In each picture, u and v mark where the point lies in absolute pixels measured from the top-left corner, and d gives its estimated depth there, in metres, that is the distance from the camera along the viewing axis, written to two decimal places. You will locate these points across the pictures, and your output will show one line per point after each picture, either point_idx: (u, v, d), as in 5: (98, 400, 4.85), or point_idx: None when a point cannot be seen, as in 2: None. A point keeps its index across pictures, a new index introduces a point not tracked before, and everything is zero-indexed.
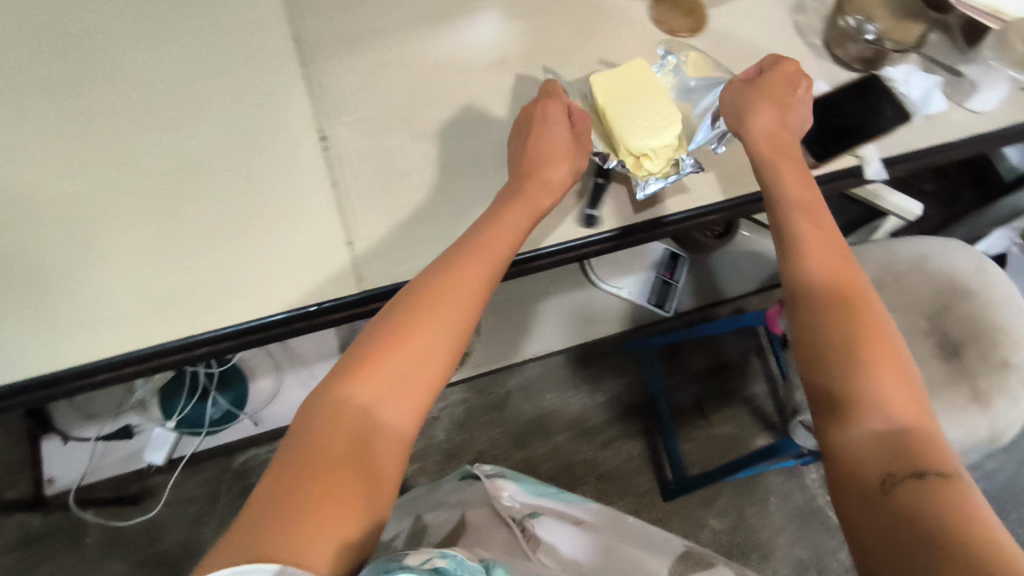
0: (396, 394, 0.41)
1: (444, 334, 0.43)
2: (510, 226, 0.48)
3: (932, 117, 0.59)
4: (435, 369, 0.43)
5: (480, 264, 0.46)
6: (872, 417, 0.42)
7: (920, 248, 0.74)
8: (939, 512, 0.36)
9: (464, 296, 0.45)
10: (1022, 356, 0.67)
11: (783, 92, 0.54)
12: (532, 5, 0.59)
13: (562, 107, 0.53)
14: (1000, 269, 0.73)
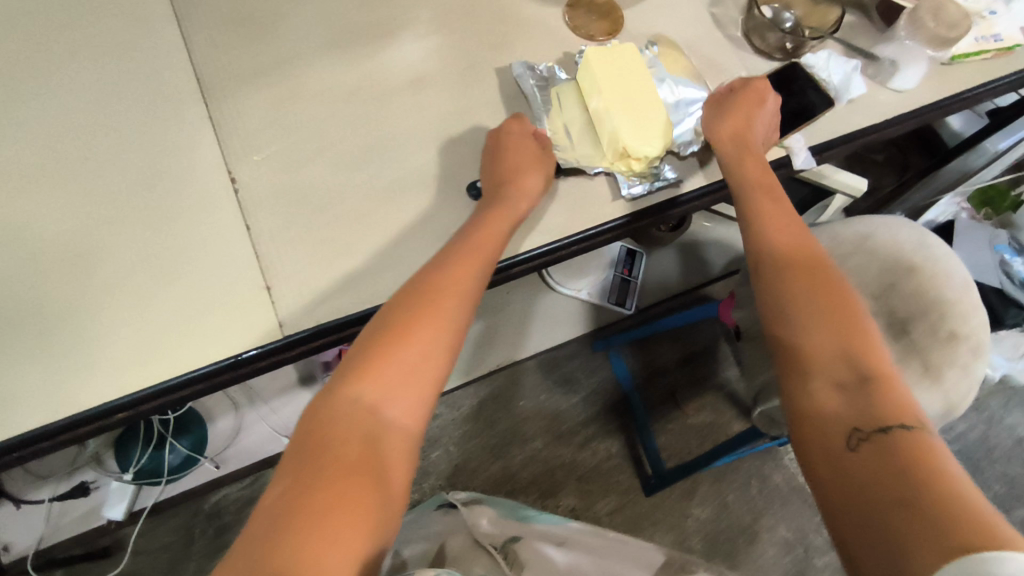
0: (400, 395, 0.41)
1: (442, 338, 0.43)
2: (496, 228, 0.48)
3: (854, 101, 0.60)
4: (433, 375, 0.42)
5: (462, 268, 0.46)
6: (839, 375, 0.42)
7: (863, 228, 0.74)
8: (919, 458, 0.36)
9: (458, 298, 0.45)
10: (965, 325, 0.69)
11: (752, 101, 0.55)
12: (444, 20, 0.58)
13: (527, 127, 0.54)
14: (940, 240, 0.74)
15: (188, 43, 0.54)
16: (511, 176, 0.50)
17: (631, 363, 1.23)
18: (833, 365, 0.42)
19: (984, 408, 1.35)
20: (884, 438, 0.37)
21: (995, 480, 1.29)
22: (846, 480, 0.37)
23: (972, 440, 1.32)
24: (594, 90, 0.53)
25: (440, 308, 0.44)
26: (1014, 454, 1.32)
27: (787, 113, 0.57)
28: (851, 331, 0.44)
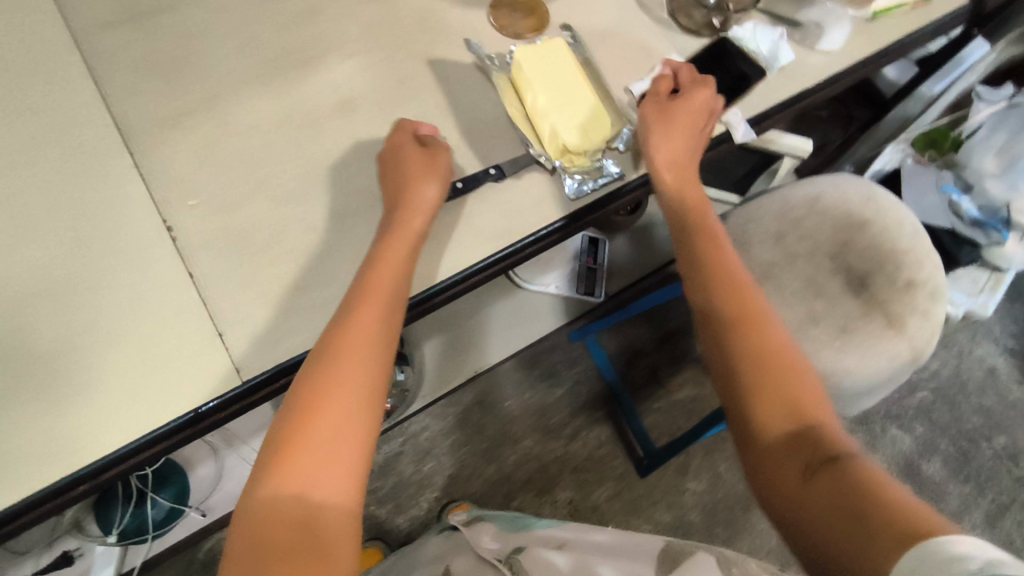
0: (327, 472, 0.39)
1: (360, 399, 0.42)
2: (394, 264, 0.46)
3: (785, 69, 0.61)
4: (357, 437, 0.41)
5: (365, 319, 0.44)
6: (777, 401, 0.44)
7: (813, 189, 0.74)
8: (860, 485, 0.38)
9: (368, 353, 0.43)
10: (920, 273, 0.70)
11: (690, 120, 0.53)
12: (368, 37, 0.57)
13: (410, 135, 0.51)
14: (888, 191, 0.75)
15: (103, 92, 0.52)
16: (408, 195, 0.48)
17: (609, 349, 1.24)
18: (770, 388, 0.44)
19: (953, 344, 1.39)
20: (835, 468, 0.39)
21: (971, 412, 1.33)
22: (806, 510, 0.39)
23: (946, 377, 1.36)
24: (532, 85, 0.53)
25: (348, 369, 0.42)
26: (986, 385, 1.36)
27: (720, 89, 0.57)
28: (773, 348, 0.46)
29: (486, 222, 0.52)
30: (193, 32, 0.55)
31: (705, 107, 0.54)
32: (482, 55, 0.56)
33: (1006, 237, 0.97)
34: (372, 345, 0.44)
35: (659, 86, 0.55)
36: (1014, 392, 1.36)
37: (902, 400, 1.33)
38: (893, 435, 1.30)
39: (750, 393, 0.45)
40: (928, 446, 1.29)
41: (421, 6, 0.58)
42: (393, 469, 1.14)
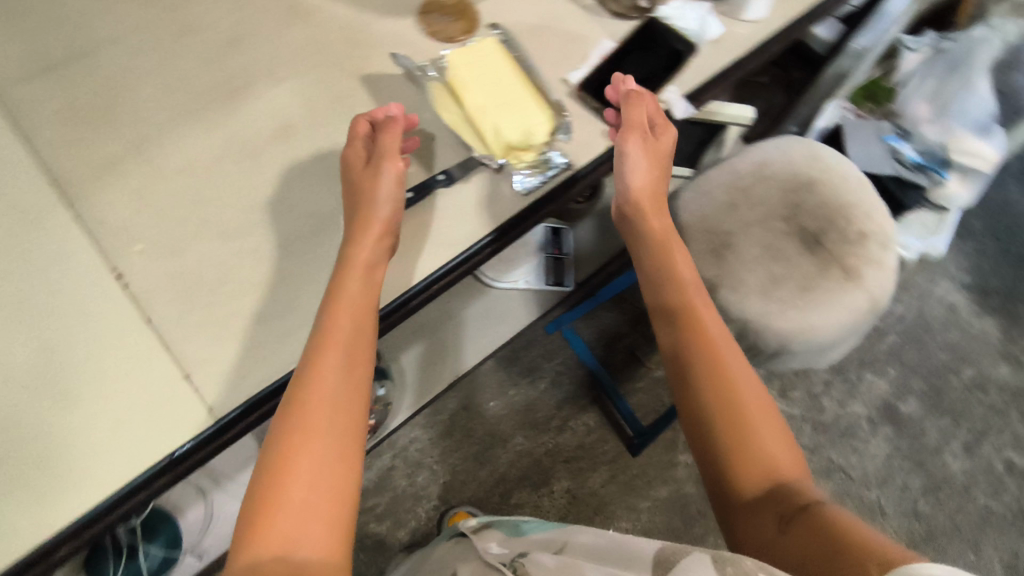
0: (304, 525, 0.38)
1: (335, 444, 0.41)
2: (350, 304, 0.46)
3: (715, 41, 0.62)
4: (332, 487, 0.40)
5: (327, 368, 0.43)
6: (745, 443, 0.47)
7: (757, 156, 0.76)
8: (828, 531, 0.40)
9: (337, 399, 0.42)
10: (867, 224, 0.73)
11: (661, 158, 0.56)
12: (300, 58, 0.56)
13: (361, 147, 0.50)
14: (829, 148, 0.78)
15: (33, 147, 0.51)
16: (362, 214, 0.48)
17: (586, 337, 1.25)
18: (737, 431, 0.47)
19: (913, 286, 1.44)
20: (803, 518, 0.42)
21: (939, 349, 1.38)
22: (778, 556, 0.42)
23: (910, 319, 1.41)
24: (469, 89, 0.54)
25: (316, 417, 0.41)
26: (949, 321, 1.41)
27: (653, 70, 0.59)
28: (741, 395, 0.48)
29: (442, 228, 0.52)
30: (120, 74, 0.54)
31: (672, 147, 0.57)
32: (413, 65, 0.55)
33: (947, 176, 1.04)
34: (337, 393, 0.43)
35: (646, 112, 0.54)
36: (975, 324, 1.42)
37: (872, 347, 1.37)
38: (868, 381, 1.34)
39: (723, 442, 0.47)
40: (903, 387, 1.34)
41: (348, 23, 0.58)
42: (388, 485, 1.13)
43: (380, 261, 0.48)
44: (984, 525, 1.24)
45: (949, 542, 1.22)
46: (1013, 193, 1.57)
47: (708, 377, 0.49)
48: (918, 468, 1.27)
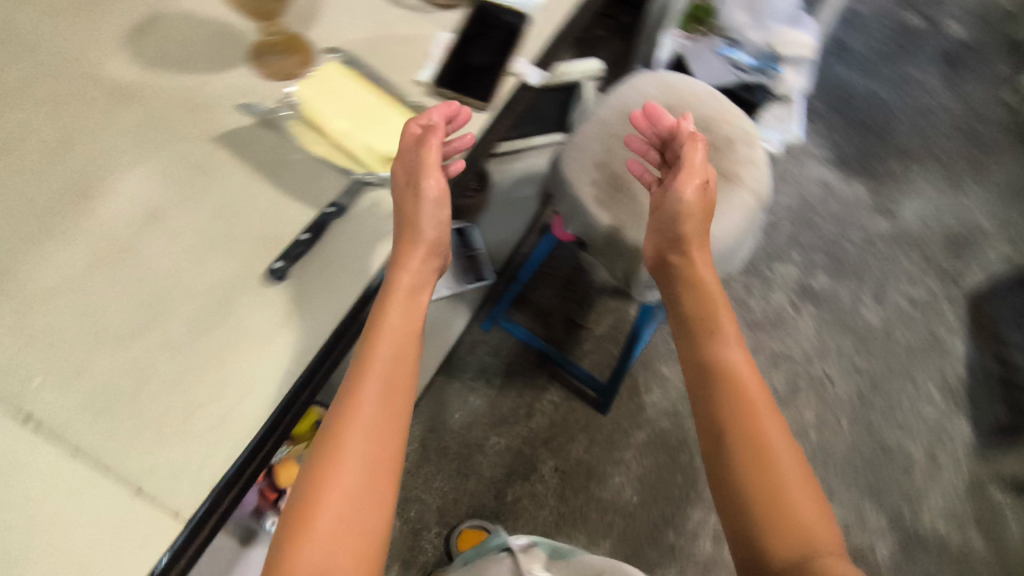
0: (333, 557, 0.41)
1: (371, 466, 0.44)
2: (401, 334, 0.49)
3: (541, 5, 0.65)
4: (365, 521, 0.43)
5: (370, 410, 0.46)
6: (770, 496, 0.48)
7: (616, 99, 0.80)
8: None
9: (374, 438, 0.45)
10: (728, 129, 0.79)
11: (705, 204, 0.64)
12: (142, 139, 0.53)
13: (404, 163, 0.51)
14: (673, 75, 0.83)
15: None
16: (406, 238, 0.51)
17: (523, 320, 1.26)
18: (762, 481, 0.49)
19: (787, 177, 1.57)
20: None
21: (826, 222, 1.52)
22: None
23: (794, 205, 1.53)
24: (327, 120, 0.52)
25: (356, 436, 0.44)
26: (825, 195, 1.56)
27: (497, 47, 0.60)
28: (770, 437, 0.51)
29: (347, 257, 0.51)
30: None
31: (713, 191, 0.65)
32: (264, 111, 0.54)
33: (781, 71, 1.16)
34: (378, 435, 0.45)
35: (696, 173, 0.64)
36: (847, 191, 1.57)
37: (772, 240, 1.48)
38: (780, 271, 1.45)
39: (749, 497, 0.49)
40: (809, 266, 1.46)
41: (181, 90, 0.55)
42: None
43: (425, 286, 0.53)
44: (913, 358, 1.38)
45: (891, 384, 1.35)
46: (837, 70, 1.76)
47: (733, 419, 0.52)
48: (845, 330, 1.39)
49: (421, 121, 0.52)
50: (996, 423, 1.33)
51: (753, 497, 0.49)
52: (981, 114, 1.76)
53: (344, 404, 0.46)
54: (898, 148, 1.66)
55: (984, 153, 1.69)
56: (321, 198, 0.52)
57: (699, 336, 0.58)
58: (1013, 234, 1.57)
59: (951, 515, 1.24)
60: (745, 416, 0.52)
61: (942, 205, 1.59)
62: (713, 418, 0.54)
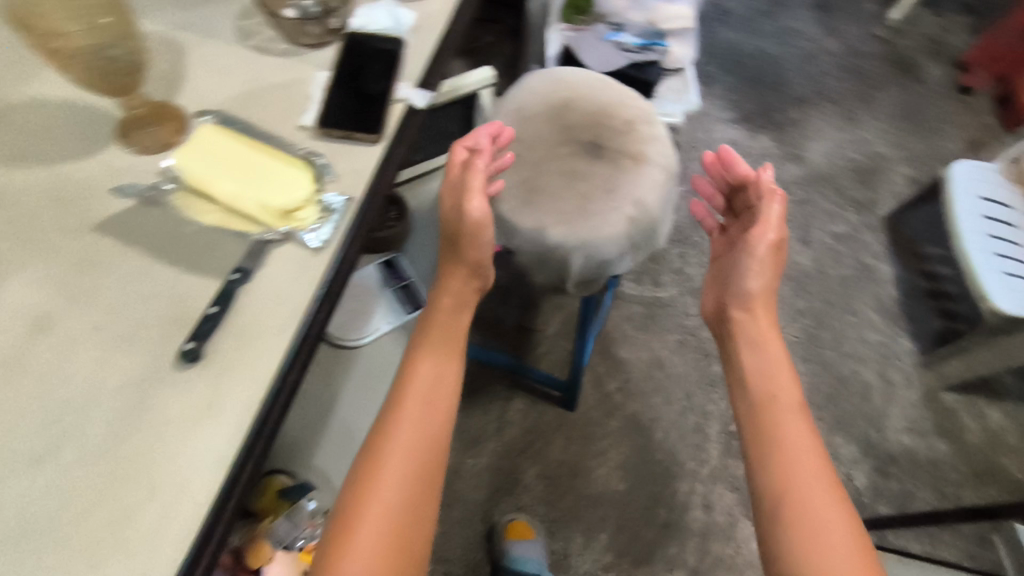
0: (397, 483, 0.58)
1: (421, 446, 0.60)
2: (441, 347, 0.67)
3: (413, 26, 0.64)
4: (418, 464, 0.59)
5: (424, 393, 0.64)
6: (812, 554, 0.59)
7: (512, 105, 0.79)
8: None
9: (426, 412, 0.62)
10: (626, 110, 0.79)
11: (771, 264, 0.80)
12: (17, 244, 0.49)
13: (456, 188, 0.69)
14: (562, 68, 0.83)
15: None
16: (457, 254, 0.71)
17: (474, 338, 1.25)
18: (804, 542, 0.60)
19: (697, 143, 1.62)
20: None
21: None
22: None
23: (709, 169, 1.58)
24: (212, 185, 0.50)
25: (413, 411, 0.62)
26: (736, 154, 1.61)
27: (377, 76, 0.59)
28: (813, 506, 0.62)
29: (262, 318, 0.48)
30: None
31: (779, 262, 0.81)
32: (143, 190, 0.51)
33: (666, 45, 1.20)
34: (430, 413, 0.62)
35: (770, 233, 0.80)
36: (755, 146, 1.64)
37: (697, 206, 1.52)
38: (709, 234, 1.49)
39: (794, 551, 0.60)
40: None
41: (49, 185, 0.52)
42: None
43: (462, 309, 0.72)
44: (848, 290, 1.45)
45: (834, 318, 1.41)
46: (722, 34, 1.83)
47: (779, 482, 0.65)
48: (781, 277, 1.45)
49: (482, 157, 0.69)
50: (934, 333, 1.41)
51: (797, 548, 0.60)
52: (859, 50, 1.86)
53: (405, 385, 0.64)
54: (793, 96, 1.74)
55: (870, 87, 1.79)
56: (223, 266, 0.50)
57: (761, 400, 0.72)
58: (911, 155, 1.68)
59: (914, 428, 1.30)
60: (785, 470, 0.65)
61: (843, 141, 1.68)
62: (770, 470, 0.66)
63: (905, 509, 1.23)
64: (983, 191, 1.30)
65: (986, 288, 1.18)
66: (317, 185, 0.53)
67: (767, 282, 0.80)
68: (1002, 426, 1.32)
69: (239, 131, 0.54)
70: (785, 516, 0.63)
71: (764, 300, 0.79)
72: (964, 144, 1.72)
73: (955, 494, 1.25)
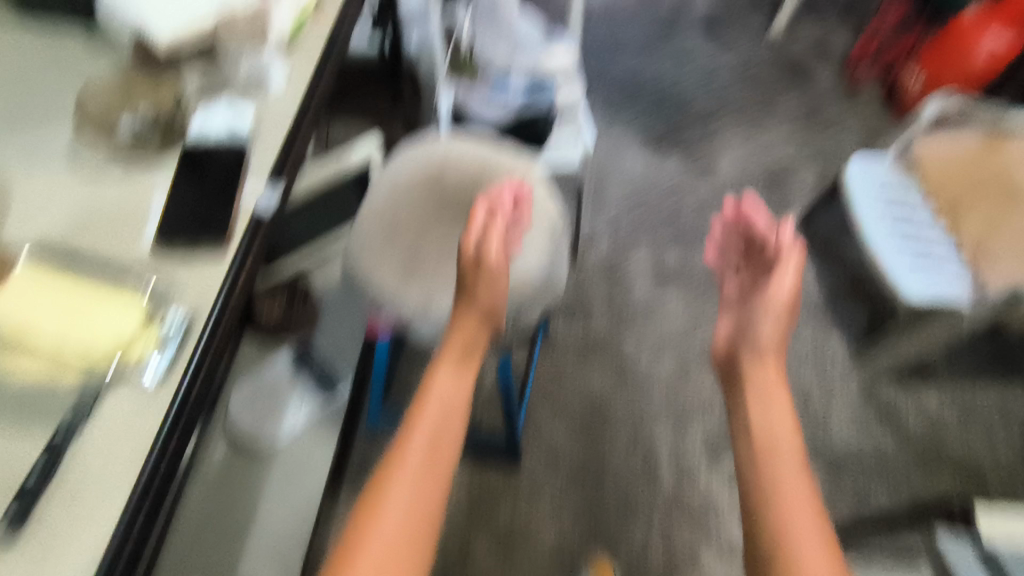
0: (415, 498, 0.55)
1: (432, 469, 0.57)
2: (458, 365, 0.65)
3: (255, 128, 0.64)
4: (435, 481, 0.57)
5: (441, 414, 0.61)
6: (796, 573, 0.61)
7: (389, 180, 0.77)
8: None
9: (443, 432, 0.60)
10: (503, 173, 0.79)
11: (786, 311, 0.88)
12: None
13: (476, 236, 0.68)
14: (434, 136, 0.82)
15: None
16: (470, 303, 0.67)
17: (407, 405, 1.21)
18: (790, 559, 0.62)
19: (613, 169, 1.63)
20: None
21: (659, 200, 1.59)
22: None
23: (628, 193, 1.59)
24: (33, 331, 0.49)
25: (429, 429, 0.60)
26: (651, 176, 1.63)
27: (218, 186, 0.59)
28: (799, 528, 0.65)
29: (102, 469, 0.46)
30: None
31: (790, 310, 0.89)
32: None
33: (553, 86, 1.20)
34: (447, 433, 0.60)
35: (791, 283, 0.89)
36: (667, 166, 1.66)
37: (619, 234, 1.53)
38: (634, 260, 1.49)
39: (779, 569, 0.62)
40: (660, 247, 1.51)
41: None
42: None
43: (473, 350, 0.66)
44: None
45: None
46: (620, 63, 1.87)
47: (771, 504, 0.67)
48: (710, 292, 1.46)
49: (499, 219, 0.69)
50: (861, 324, 1.44)
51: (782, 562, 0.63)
52: (753, 59, 1.92)
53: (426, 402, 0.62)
54: (697, 112, 1.77)
55: (770, 92, 1.84)
56: (54, 417, 0.47)
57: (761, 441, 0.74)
58: (816, 154, 1.73)
59: (857, 423, 1.32)
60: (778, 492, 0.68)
61: (750, 149, 1.72)
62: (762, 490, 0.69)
63: (862, 507, 1.23)
64: (877, 186, 1.34)
65: (896, 281, 1.21)
66: (151, 312, 0.52)
67: (779, 326, 0.87)
68: (940, 406, 1.34)
69: (64, 267, 0.53)
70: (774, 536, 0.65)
71: (774, 348, 0.85)
72: (864, 135, 1.78)
73: (907, 482, 1.26)
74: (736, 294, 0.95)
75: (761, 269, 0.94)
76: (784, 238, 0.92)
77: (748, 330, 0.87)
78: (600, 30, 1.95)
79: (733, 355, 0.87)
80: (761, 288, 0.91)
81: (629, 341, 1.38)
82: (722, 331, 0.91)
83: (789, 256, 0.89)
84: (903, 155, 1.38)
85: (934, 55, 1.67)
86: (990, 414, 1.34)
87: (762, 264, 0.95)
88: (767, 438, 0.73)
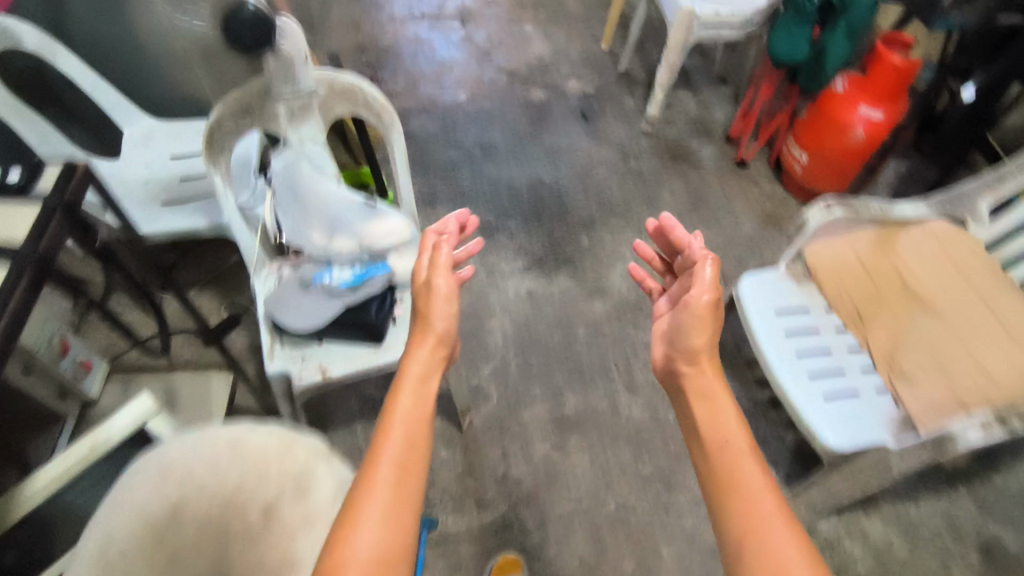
0: (407, 442, 0.69)
1: (413, 422, 0.72)
2: (422, 359, 0.81)
3: None
4: (418, 433, 0.71)
5: (412, 393, 0.76)
6: (733, 495, 0.69)
7: (99, 544, 0.61)
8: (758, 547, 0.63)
9: (417, 402, 0.75)
10: (268, 491, 0.65)
11: (708, 317, 0.86)
12: None
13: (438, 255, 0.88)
14: (171, 449, 0.67)
15: None
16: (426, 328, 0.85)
17: None
18: (725, 489, 0.70)
19: (492, 306, 1.46)
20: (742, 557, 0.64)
21: (548, 336, 1.42)
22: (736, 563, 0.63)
23: (511, 335, 1.42)
24: None
25: (404, 402, 0.74)
26: (535, 307, 1.47)
27: None
28: (736, 470, 0.71)
29: None
30: None
31: (716, 315, 0.87)
32: None
33: (386, 265, 1.02)
34: (422, 405, 0.75)
35: (708, 288, 0.87)
36: (554, 292, 1.50)
37: (506, 386, 1.34)
38: (529, 415, 1.30)
39: (715, 492, 0.71)
40: (554, 394, 1.33)
41: None
42: None
43: (431, 374, 0.80)
44: None
45: (683, 474, 1.25)
46: (492, 174, 1.72)
47: (715, 447, 0.75)
48: (618, 442, 1.28)
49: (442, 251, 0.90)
50: (788, 452, 1.28)
51: (719, 489, 0.71)
52: (632, 149, 1.81)
53: (402, 386, 0.77)
54: (578, 222, 1.64)
55: (653, 184, 1.73)
56: None
57: (688, 425, 0.81)
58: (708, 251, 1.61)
59: None
60: (718, 446, 0.74)
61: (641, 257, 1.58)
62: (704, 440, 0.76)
63: None
64: (777, 304, 1.20)
65: (811, 425, 1.06)
66: None
67: (709, 335, 0.86)
68: (887, 541, 1.19)
69: None
70: (718, 469, 0.72)
71: (707, 355, 0.85)
72: (757, 220, 1.68)
73: None
74: (666, 307, 0.96)
75: (687, 278, 0.95)
76: (697, 248, 0.93)
77: (681, 341, 0.87)
78: (466, 138, 1.80)
79: (669, 364, 0.88)
80: (686, 299, 0.89)
81: (532, 523, 1.17)
82: (655, 340, 0.94)
83: (704, 263, 0.89)
84: (796, 263, 1.25)
85: (811, 131, 1.57)
86: (938, 536, 1.20)
87: (688, 276, 0.95)
88: (714, 439, 0.75)
